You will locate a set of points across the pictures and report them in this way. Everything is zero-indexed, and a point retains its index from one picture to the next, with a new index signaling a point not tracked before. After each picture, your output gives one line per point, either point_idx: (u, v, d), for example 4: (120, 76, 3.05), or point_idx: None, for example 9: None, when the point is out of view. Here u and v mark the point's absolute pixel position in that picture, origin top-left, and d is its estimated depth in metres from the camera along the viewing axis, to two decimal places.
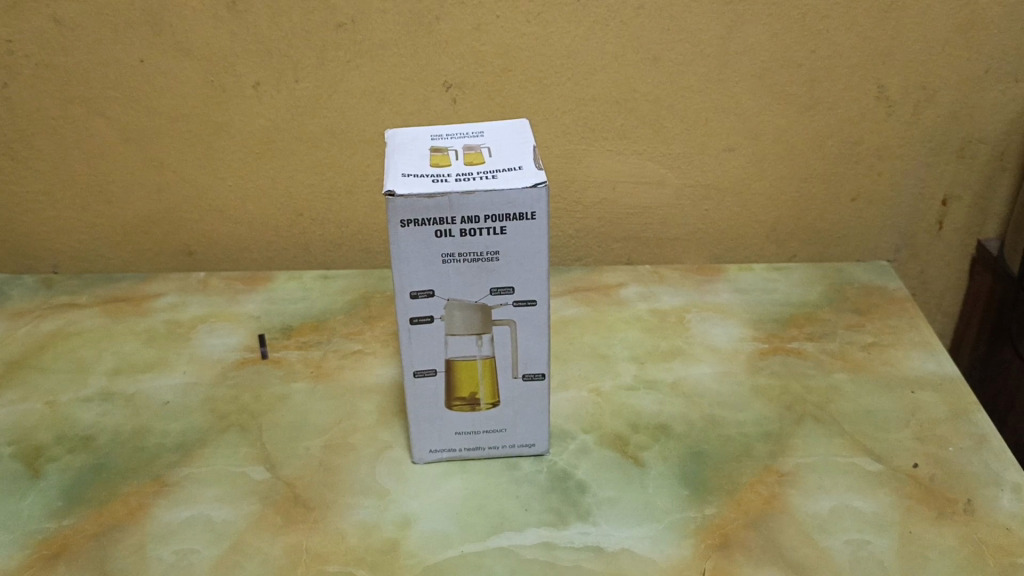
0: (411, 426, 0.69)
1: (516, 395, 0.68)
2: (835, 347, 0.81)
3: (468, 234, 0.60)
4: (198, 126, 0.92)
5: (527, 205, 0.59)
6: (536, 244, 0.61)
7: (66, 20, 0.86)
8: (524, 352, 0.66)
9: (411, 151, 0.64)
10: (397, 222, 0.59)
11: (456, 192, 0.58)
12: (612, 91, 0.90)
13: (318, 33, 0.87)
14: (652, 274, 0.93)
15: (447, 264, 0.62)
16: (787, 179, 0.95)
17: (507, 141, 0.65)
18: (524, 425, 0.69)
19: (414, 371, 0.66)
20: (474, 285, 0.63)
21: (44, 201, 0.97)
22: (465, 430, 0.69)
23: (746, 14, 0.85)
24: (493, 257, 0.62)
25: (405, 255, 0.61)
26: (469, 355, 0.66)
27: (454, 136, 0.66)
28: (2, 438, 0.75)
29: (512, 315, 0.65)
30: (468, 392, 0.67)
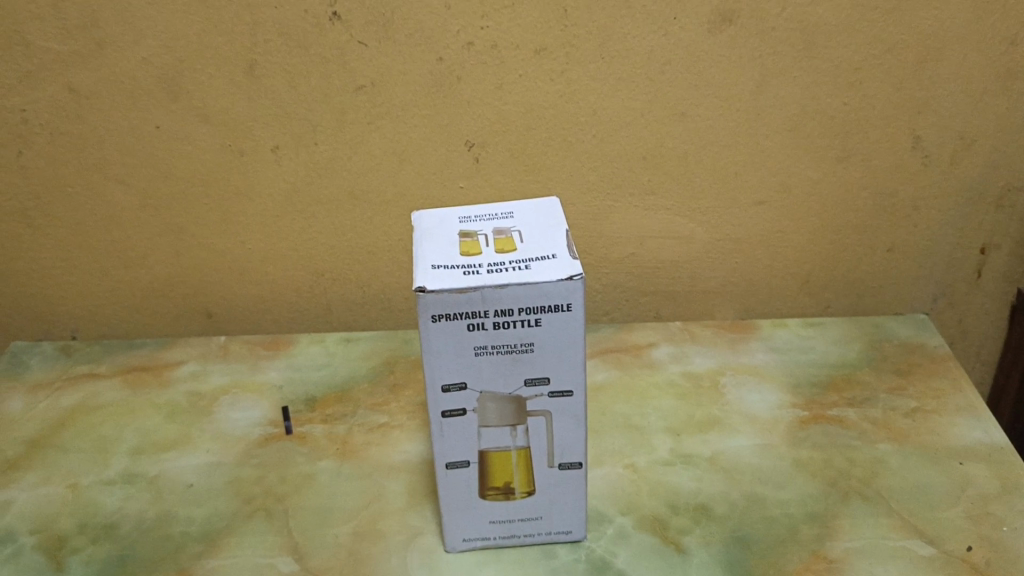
0: (443, 516, 0.66)
1: (552, 484, 0.66)
2: (878, 414, 0.79)
3: (502, 327, 0.58)
4: (215, 191, 0.90)
5: (563, 297, 0.57)
6: (572, 335, 0.59)
7: (80, 88, 0.85)
8: (559, 441, 0.64)
9: (439, 237, 0.62)
10: (427, 317, 0.57)
11: (488, 286, 0.56)
12: (639, 147, 0.86)
13: (338, 96, 0.85)
14: (683, 333, 0.91)
15: (479, 356, 0.59)
16: (820, 231, 0.92)
17: (538, 223, 0.63)
18: (560, 513, 0.67)
19: (446, 462, 0.64)
20: (508, 376, 0.61)
21: (62, 267, 0.95)
22: (499, 518, 0.67)
23: (778, 68, 0.82)
24: (528, 348, 0.59)
25: (436, 349, 0.59)
26: (504, 445, 0.64)
27: (483, 218, 0.64)
28: (23, 527, 0.73)
29: (547, 405, 0.62)
30: (501, 481, 0.65)
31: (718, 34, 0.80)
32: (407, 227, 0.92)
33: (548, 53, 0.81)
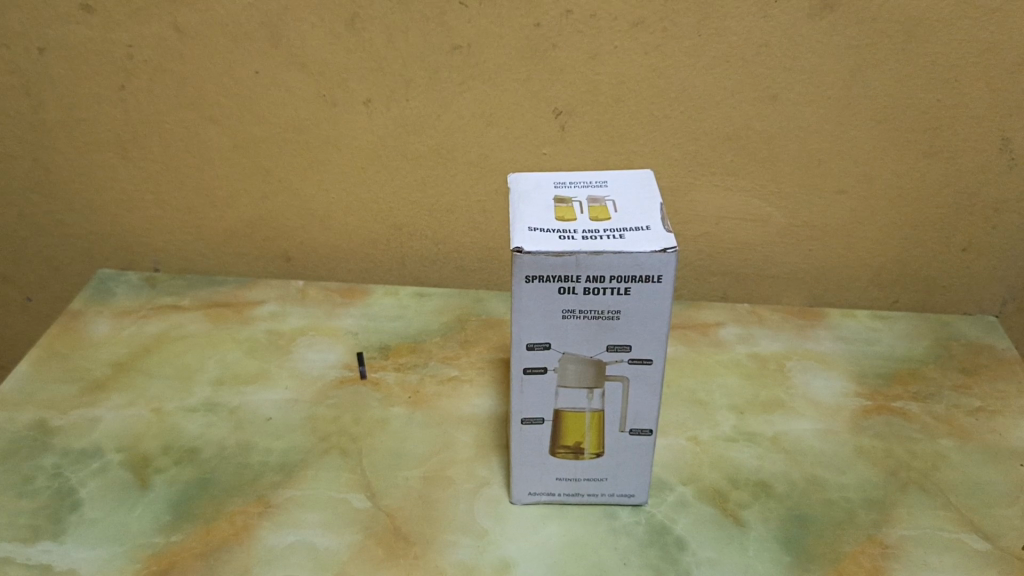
0: (512, 470, 0.69)
1: (621, 447, 0.68)
2: (940, 410, 0.80)
3: (591, 292, 0.60)
4: (305, 138, 0.92)
5: (655, 269, 0.58)
6: (658, 306, 0.60)
7: (186, 28, 0.86)
8: (633, 407, 0.66)
9: (535, 201, 0.64)
10: (521, 277, 0.59)
11: (584, 253, 0.57)
12: (725, 127, 0.87)
13: (433, 54, 0.85)
14: (751, 315, 0.94)
15: (566, 319, 0.61)
16: (895, 225, 0.93)
17: (632, 195, 0.64)
18: (626, 477, 0.69)
19: (522, 419, 0.67)
20: (591, 340, 0.63)
21: (152, 201, 0.99)
22: (566, 476, 0.69)
23: (873, 60, 0.82)
24: (614, 315, 0.61)
25: (526, 309, 0.61)
26: (579, 407, 0.66)
27: (578, 185, 0.66)
28: (111, 444, 0.77)
29: (625, 372, 0.64)
30: (573, 441, 0.68)
31: (817, 21, 0.80)
32: (487, 189, 0.94)
33: (645, 26, 0.82)
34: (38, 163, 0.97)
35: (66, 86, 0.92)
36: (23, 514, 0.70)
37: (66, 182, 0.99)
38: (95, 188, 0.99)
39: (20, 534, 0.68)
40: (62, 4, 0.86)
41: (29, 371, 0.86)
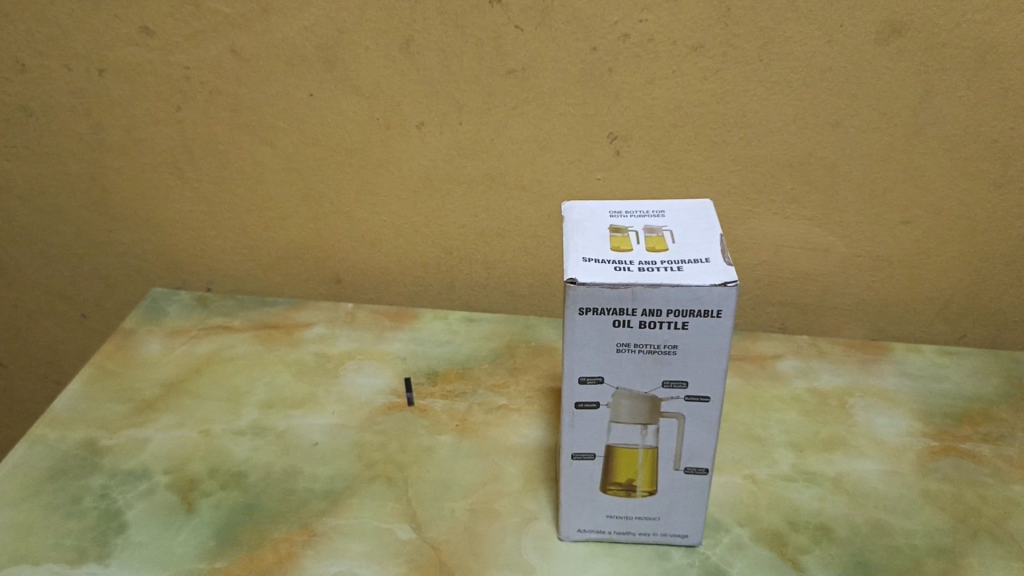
0: (562, 505, 0.67)
1: (675, 486, 0.65)
2: (1013, 453, 0.76)
3: (647, 326, 0.58)
4: (357, 160, 0.92)
5: (714, 303, 0.56)
6: (717, 341, 0.58)
7: (242, 51, 0.87)
8: (689, 445, 0.63)
9: (589, 230, 0.62)
10: (574, 309, 0.57)
11: (640, 285, 0.55)
12: (786, 154, 0.84)
13: (487, 78, 0.84)
14: (811, 348, 0.91)
15: (620, 353, 0.59)
16: (964, 257, 0.89)
17: (691, 225, 0.62)
18: (680, 516, 0.67)
19: (573, 453, 0.65)
20: (646, 375, 0.61)
21: (205, 221, 0.99)
22: (617, 514, 0.67)
23: (943, 86, 0.79)
24: (670, 350, 0.59)
25: (578, 342, 0.59)
26: (632, 443, 0.64)
27: (635, 215, 0.64)
28: (159, 466, 0.77)
29: (681, 409, 0.62)
30: (625, 478, 0.65)
31: (884, 45, 0.77)
32: (539, 214, 0.92)
33: (704, 50, 0.80)
34: (95, 182, 0.98)
35: (124, 107, 0.93)
36: (70, 535, 0.69)
37: (122, 202, 1.00)
38: (150, 208, 0.99)
39: (67, 555, 0.67)
40: (122, 26, 0.87)
41: (81, 389, 0.86)
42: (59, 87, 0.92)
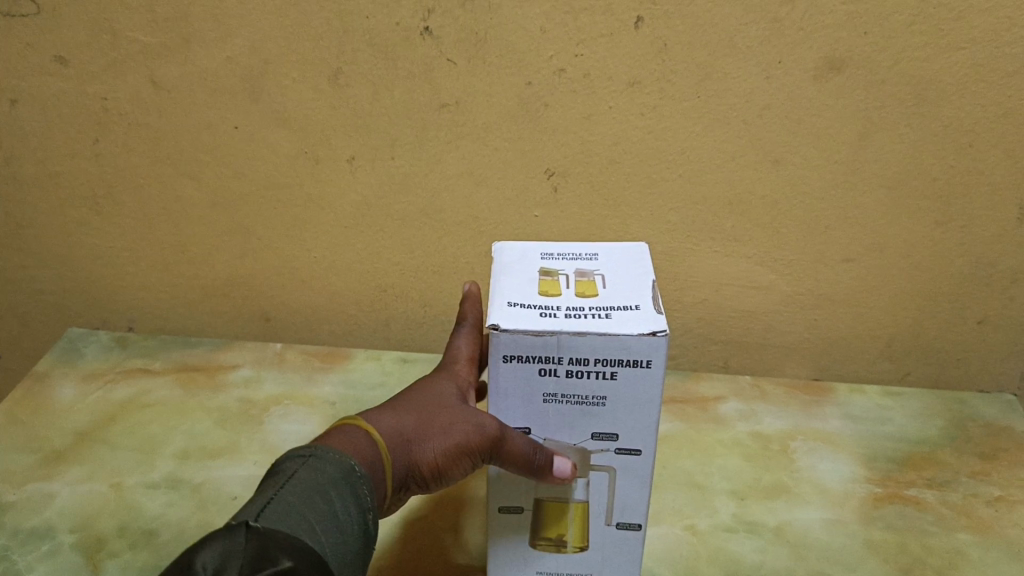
0: (489, 560, 0.64)
1: (608, 542, 0.62)
2: (957, 499, 0.74)
3: (574, 376, 0.54)
4: (286, 196, 0.88)
5: (644, 353, 0.53)
6: (648, 393, 0.55)
7: (163, 82, 0.83)
8: (621, 499, 0.60)
9: (518, 274, 0.59)
10: (499, 355, 0.54)
11: (565, 333, 0.52)
12: (726, 192, 0.82)
13: (420, 112, 0.81)
14: (753, 389, 0.89)
15: (547, 403, 0.56)
16: (907, 296, 0.87)
17: (623, 270, 0.60)
18: (613, 572, 0.63)
19: (500, 506, 0.61)
20: (574, 427, 0.57)
21: (126, 257, 0.95)
22: (547, 572, 0.63)
23: (883, 123, 0.78)
24: (599, 402, 0.55)
25: (504, 390, 0.56)
26: (560, 496, 0.60)
27: (567, 257, 0.62)
28: (63, 524, 0.72)
29: (612, 462, 0.58)
30: (554, 533, 0.62)
31: (825, 82, 0.76)
32: (476, 251, 0.89)
33: (641, 86, 0.77)
34: (9, 218, 0.93)
35: (39, 139, 0.88)
36: None
37: (37, 237, 0.94)
38: (69, 244, 0.95)
39: None
40: (35, 54, 0.82)
41: None
42: None
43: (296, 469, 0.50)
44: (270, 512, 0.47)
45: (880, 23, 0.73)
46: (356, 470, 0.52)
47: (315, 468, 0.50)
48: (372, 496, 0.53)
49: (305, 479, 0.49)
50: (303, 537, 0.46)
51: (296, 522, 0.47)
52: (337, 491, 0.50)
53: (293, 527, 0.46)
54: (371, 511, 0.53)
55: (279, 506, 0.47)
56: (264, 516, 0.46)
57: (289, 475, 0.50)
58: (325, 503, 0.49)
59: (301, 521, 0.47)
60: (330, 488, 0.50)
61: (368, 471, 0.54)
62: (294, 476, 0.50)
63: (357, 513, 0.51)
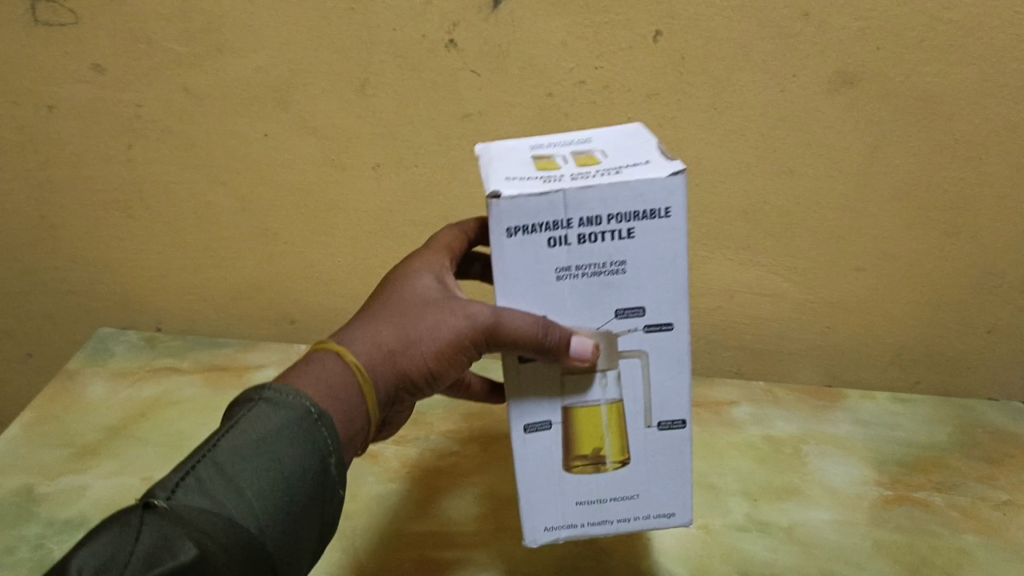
0: (520, 501, 0.57)
1: (650, 449, 0.56)
2: (965, 502, 0.76)
3: (588, 241, 0.49)
4: (312, 202, 0.91)
5: (662, 199, 0.49)
6: (671, 250, 0.50)
7: (195, 90, 0.86)
8: (658, 393, 0.55)
9: (509, 159, 0.55)
10: (501, 230, 0.49)
11: (571, 187, 0.48)
12: (740, 201, 0.85)
13: (443, 121, 0.84)
14: (766, 394, 0.91)
15: (560, 280, 0.51)
16: (917, 304, 0.89)
17: (622, 144, 0.56)
18: (659, 489, 0.57)
19: (525, 425, 0.55)
20: (594, 307, 0.52)
21: (156, 260, 0.98)
22: (587, 500, 0.57)
23: (894, 136, 0.80)
24: (619, 268, 0.50)
25: (510, 269, 0.50)
26: (591, 399, 0.55)
27: (558, 144, 0.57)
28: (97, 514, 0.74)
29: (642, 344, 0.53)
30: (590, 449, 0.55)
31: (837, 95, 0.78)
32: None
33: (659, 98, 0.80)
34: (43, 220, 0.96)
35: (74, 144, 0.91)
36: None
37: (69, 239, 0.97)
38: (100, 245, 0.98)
39: None
40: (73, 63, 0.86)
41: (19, 436, 0.85)
42: (7, 123, 0.90)
43: (239, 420, 0.51)
44: (195, 481, 0.48)
45: (891, 39, 0.75)
46: (312, 411, 0.52)
47: (262, 417, 0.51)
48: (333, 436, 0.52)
49: (244, 438, 0.50)
50: (225, 510, 0.47)
51: (222, 492, 0.48)
52: (279, 448, 0.50)
53: (215, 499, 0.47)
54: (334, 454, 0.52)
55: (204, 468, 0.48)
56: (187, 487, 0.47)
57: (231, 430, 0.51)
58: (263, 464, 0.49)
59: (224, 490, 0.48)
60: (268, 438, 0.50)
61: (331, 393, 0.53)
62: (235, 428, 0.51)
63: (309, 462, 0.51)
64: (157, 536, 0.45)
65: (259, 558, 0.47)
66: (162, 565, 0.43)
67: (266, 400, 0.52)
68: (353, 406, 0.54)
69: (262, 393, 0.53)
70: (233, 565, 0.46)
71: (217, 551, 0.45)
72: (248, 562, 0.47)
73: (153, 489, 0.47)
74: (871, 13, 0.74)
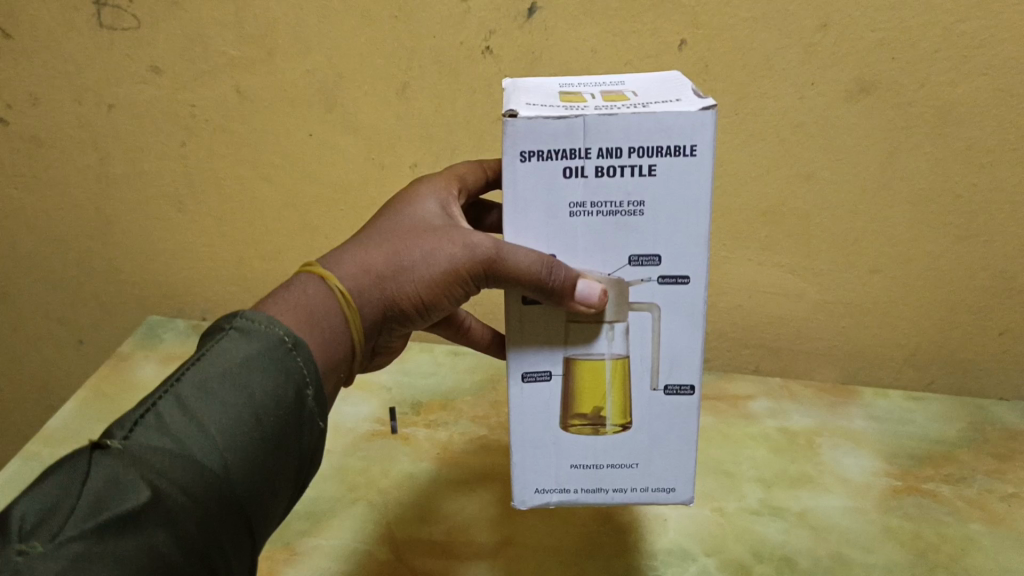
0: (514, 453, 0.57)
1: (653, 415, 0.56)
2: (972, 494, 0.79)
3: (605, 175, 0.50)
4: (352, 198, 0.96)
5: (688, 134, 0.49)
6: (693, 193, 0.50)
7: (246, 92, 0.91)
8: (667, 351, 0.54)
9: (537, 93, 0.56)
10: (515, 155, 0.49)
11: (592, 114, 0.49)
12: (760, 204, 0.89)
13: (478, 123, 0.88)
14: (782, 391, 0.96)
15: (573, 216, 0.51)
16: (931, 306, 0.92)
17: (654, 87, 0.56)
18: (661, 458, 0.57)
19: (523, 373, 0.55)
20: (607, 250, 0.52)
21: (204, 252, 1.04)
22: (583, 463, 0.57)
23: (909, 143, 0.83)
24: (637, 209, 0.51)
25: (522, 199, 0.51)
26: (595, 353, 0.55)
27: (590, 85, 0.58)
28: None
29: (655, 297, 0.53)
30: (590, 406, 0.55)
31: (854, 103, 0.82)
32: None
33: None
34: (100, 213, 1.02)
35: (132, 141, 0.97)
36: None
37: (123, 231, 1.03)
38: (152, 237, 1.03)
39: None
40: (133, 64, 0.91)
41: (77, 410, 0.92)
42: (70, 120, 0.96)
43: (208, 349, 0.50)
44: (155, 418, 0.46)
45: (906, 49, 0.78)
46: (285, 340, 0.51)
47: (231, 345, 0.50)
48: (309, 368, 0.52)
49: (209, 371, 0.48)
50: (186, 448, 0.45)
51: (183, 429, 0.46)
52: (246, 381, 0.48)
53: (175, 436, 0.45)
54: (309, 385, 0.52)
55: (166, 402, 0.46)
56: (145, 425, 0.45)
57: (198, 361, 0.49)
58: (228, 399, 0.47)
59: (185, 420, 0.46)
60: (235, 369, 0.49)
61: (314, 319, 0.54)
62: (203, 358, 0.49)
63: (282, 389, 0.50)
64: (110, 476, 0.42)
65: (225, 498, 0.45)
66: (114, 509, 0.41)
67: (235, 331, 0.51)
68: (338, 331, 0.55)
69: (232, 322, 0.52)
70: (195, 505, 0.44)
71: (174, 492, 0.43)
72: (212, 500, 0.44)
73: (110, 429, 0.45)
74: (886, 25, 0.77)
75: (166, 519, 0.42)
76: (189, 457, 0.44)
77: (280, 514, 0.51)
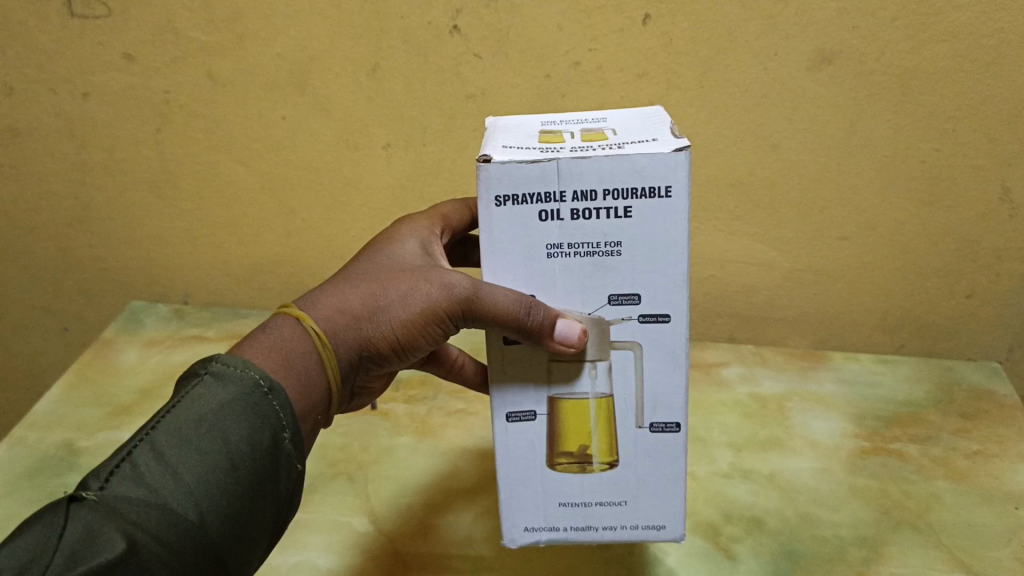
0: (501, 493, 0.56)
1: (640, 453, 0.55)
2: (938, 453, 0.81)
3: (581, 218, 0.49)
4: (328, 180, 0.97)
5: (662, 175, 0.48)
6: (670, 234, 0.49)
7: (218, 77, 0.92)
8: (652, 390, 0.53)
9: (516, 133, 0.55)
10: (489, 199, 0.49)
11: (565, 158, 0.48)
12: (728, 175, 0.90)
13: (449, 102, 0.89)
14: (755, 357, 0.99)
15: (551, 258, 0.50)
16: (900, 271, 0.94)
17: (635, 124, 0.56)
18: (650, 496, 0.56)
19: (507, 413, 0.54)
20: (586, 290, 0.51)
21: (183, 237, 1.05)
22: (571, 501, 0.56)
23: (872, 110, 0.84)
24: (614, 250, 0.50)
25: (499, 242, 0.50)
26: (579, 392, 0.54)
27: (571, 122, 0.58)
28: None
29: (637, 336, 0.52)
30: (576, 446, 0.54)
31: (817, 72, 0.82)
32: None
33: (649, 77, 0.85)
34: (78, 201, 1.04)
35: (108, 129, 0.98)
36: None
37: (103, 219, 1.05)
38: (132, 224, 1.05)
39: None
40: (105, 52, 0.92)
41: (62, 394, 0.94)
42: (45, 109, 0.97)
43: (181, 398, 0.51)
44: (131, 468, 0.47)
45: (866, 18, 0.79)
46: (262, 385, 0.52)
47: (206, 392, 0.51)
48: (286, 412, 0.53)
49: (184, 418, 0.50)
50: (160, 498, 0.46)
51: (157, 478, 0.47)
52: (221, 428, 0.50)
53: (150, 487, 0.46)
54: (286, 429, 0.53)
55: (140, 453, 0.48)
56: (121, 476, 0.46)
57: (171, 410, 0.50)
58: (202, 447, 0.49)
59: (158, 470, 0.47)
60: (209, 416, 0.50)
61: (292, 359, 0.55)
62: (176, 407, 0.50)
63: (258, 435, 0.51)
64: (86, 529, 0.43)
65: (200, 546, 0.46)
66: (90, 562, 0.41)
67: (210, 376, 0.52)
68: (313, 372, 0.56)
69: (208, 368, 0.53)
70: (170, 555, 0.45)
71: (150, 543, 0.44)
72: (187, 550, 0.46)
73: (85, 481, 0.46)
74: None
75: (142, 570, 0.43)
76: (165, 507, 0.46)
77: (258, 559, 0.52)
